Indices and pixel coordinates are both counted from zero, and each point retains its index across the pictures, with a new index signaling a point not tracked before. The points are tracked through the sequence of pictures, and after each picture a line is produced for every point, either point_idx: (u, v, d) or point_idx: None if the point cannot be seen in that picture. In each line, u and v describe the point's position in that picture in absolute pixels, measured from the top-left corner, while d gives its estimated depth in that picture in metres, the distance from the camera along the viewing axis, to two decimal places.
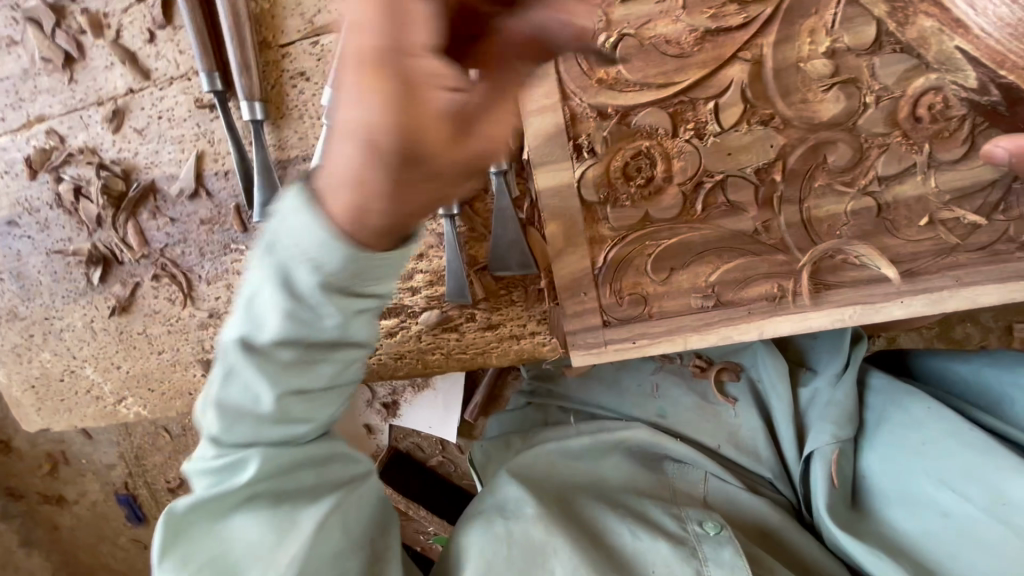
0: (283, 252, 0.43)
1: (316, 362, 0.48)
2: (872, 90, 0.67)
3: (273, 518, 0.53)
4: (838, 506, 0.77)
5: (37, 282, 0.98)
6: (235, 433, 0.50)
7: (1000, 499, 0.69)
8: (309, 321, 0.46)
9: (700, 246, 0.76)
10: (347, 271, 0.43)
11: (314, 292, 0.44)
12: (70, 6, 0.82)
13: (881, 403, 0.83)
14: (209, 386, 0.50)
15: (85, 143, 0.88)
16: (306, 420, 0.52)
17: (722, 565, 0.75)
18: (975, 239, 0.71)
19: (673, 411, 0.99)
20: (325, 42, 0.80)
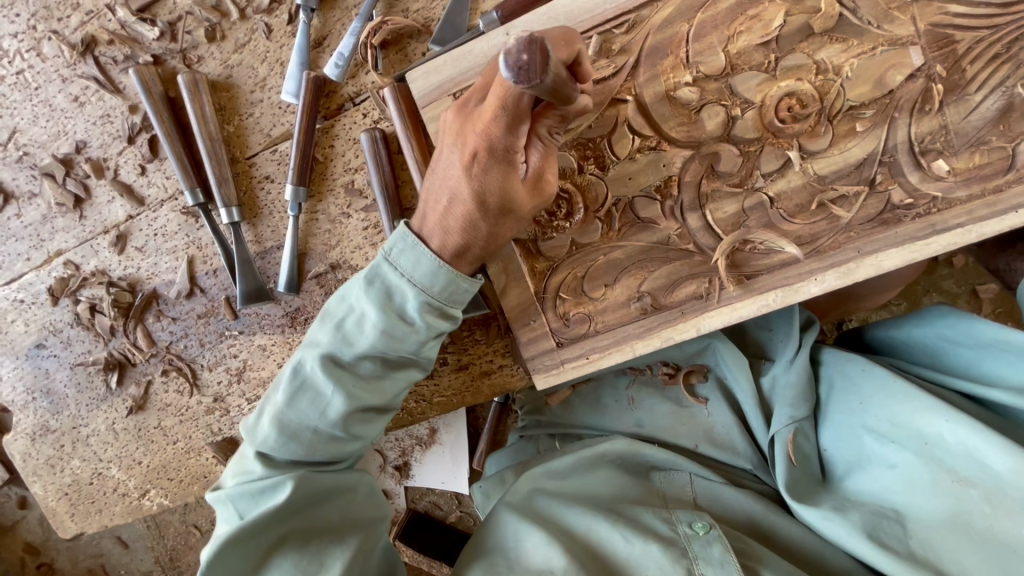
0: (396, 280, 0.73)
1: (386, 380, 0.77)
2: (737, 104, 0.77)
3: (301, 554, 0.72)
4: (801, 480, 0.83)
5: (64, 395, 1.10)
6: (306, 440, 0.74)
7: (928, 441, 0.73)
8: (403, 337, 0.74)
9: (625, 261, 0.84)
10: (441, 292, 0.74)
11: (414, 311, 0.73)
12: (76, 158, 0.99)
13: (831, 374, 0.89)
14: (301, 398, 0.74)
15: (97, 266, 1.03)
16: (360, 437, 0.78)
17: (713, 562, 0.75)
18: (863, 211, 0.78)
19: (650, 419, 1.04)
20: (282, 149, 0.95)
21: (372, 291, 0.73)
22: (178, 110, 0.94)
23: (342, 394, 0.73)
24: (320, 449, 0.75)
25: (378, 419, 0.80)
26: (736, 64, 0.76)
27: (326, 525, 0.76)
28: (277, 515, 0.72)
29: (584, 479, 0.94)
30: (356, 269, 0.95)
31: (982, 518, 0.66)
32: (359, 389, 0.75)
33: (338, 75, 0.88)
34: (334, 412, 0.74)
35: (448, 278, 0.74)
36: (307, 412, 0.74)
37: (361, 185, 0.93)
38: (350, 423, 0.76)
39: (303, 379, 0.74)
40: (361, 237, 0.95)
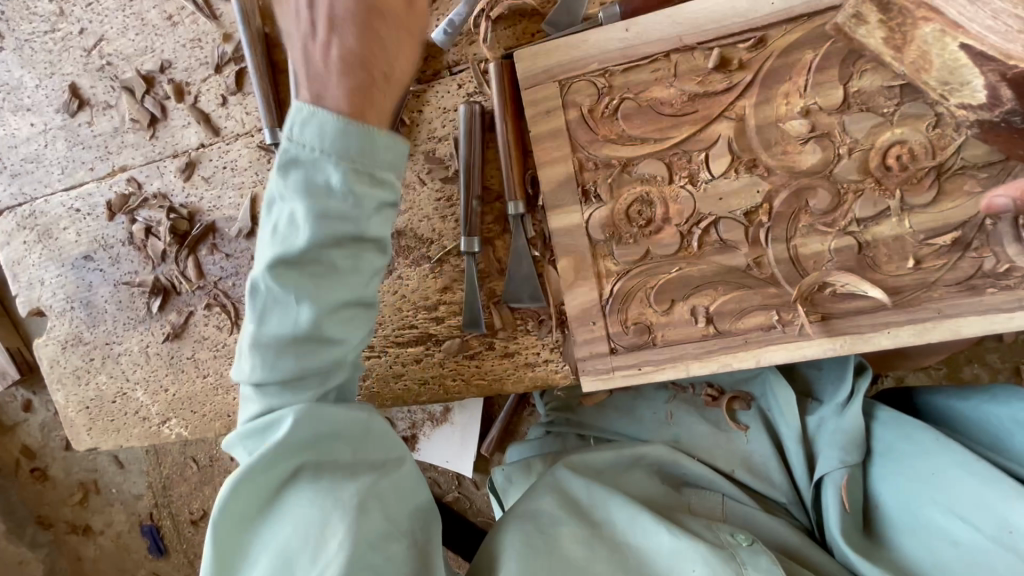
0: (309, 163, 0.65)
1: (354, 261, 0.69)
2: (845, 144, 0.76)
3: (316, 491, 0.66)
4: (850, 529, 0.82)
5: (103, 310, 1.10)
6: (282, 365, 0.67)
7: (1011, 532, 0.72)
8: (353, 210, 0.66)
9: (698, 280, 0.83)
10: (354, 151, 0.65)
11: (341, 181, 0.65)
12: (159, 77, 0.98)
13: (889, 434, 0.87)
14: (263, 311, 0.67)
15: (159, 189, 1.02)
16: (344, 339, 0.70)
17: (761, 569, 0.76)
18: (953, 273, 0.77)
19: (687, 436, 1.04)
20: None
21: (287, 188, 0.65)
22: (273, 46, 0.92)
23: (307, 292, 0.66)
24: (302, 362, 0.67)
25: (358, 322, 0.72)
26: (854, 102, 0.75)
27: (336, 463, 0.68)
28: (289, 444, 0.65)
29: (621, 477, 0.97)
30: (421, 238, 0.95)
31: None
32: (320, 281, 0.67)
33: (444, 41, 0.86)
34: (306, 318, 0.66)
35: (353, 131, 0.65)
36: (279, 323, 0.67)
37: (442, 155, 0.92)
38: (327, 325, 0.68)
39: (265, 298, 0.67)
40: (432, 208, 0.94)
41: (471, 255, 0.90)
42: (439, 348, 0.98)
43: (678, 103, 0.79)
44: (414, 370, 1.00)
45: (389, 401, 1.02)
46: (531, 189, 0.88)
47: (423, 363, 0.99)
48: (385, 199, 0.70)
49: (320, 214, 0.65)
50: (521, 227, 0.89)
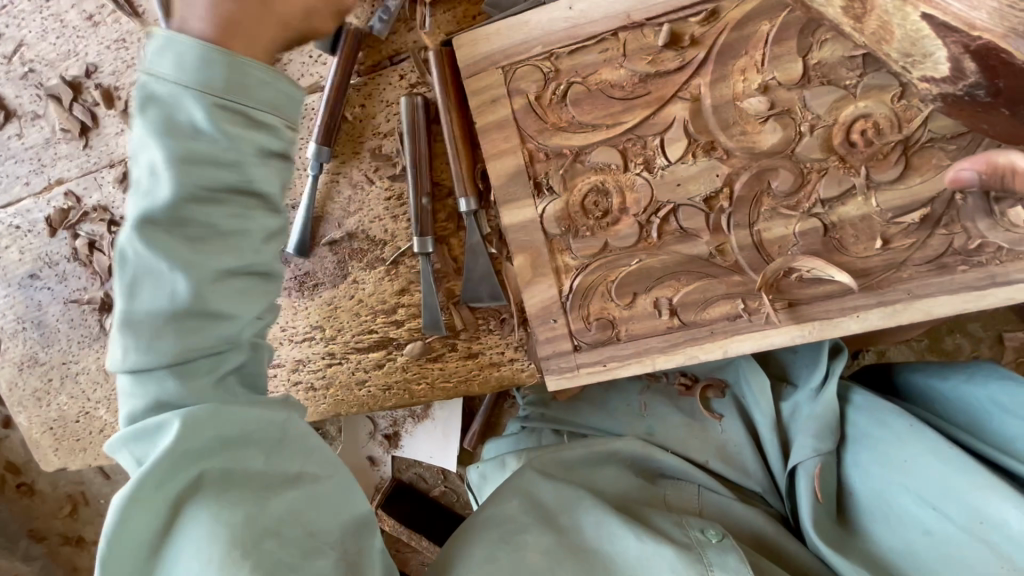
0: (165, 103, 0.56)
1: (232, 223, 0.58)
2: (806, 120, 0.72)
3: (225, 511, 0.53)
4: (823, 518, 0.83)
5: (55, 330, 1.06)
6: (160, 348, 0.56)
7: (980, 519, 0.74)
8: (225, 149, 0.56)
9: (659, 271, 0.80)
10: (216, 74, 0.56)
11: (206, 116, 0.55)
12: (86, 82, 0.92)
13: (864, 420, 0.87)
14: (124, 293, 0.56)
15: (98, 202, 0.97)
16: (232, 317, 0.59)
17: (728, 568, 0.76)
18: (922, 253, 0.73)
19: (662, 428, 1.05)
20: (308, 101, 0.88)
21: (138, 133, 0.56)
22: None
23: (175, 255, 0.56)
24: (187, 340, 0.57)
25: (251, 292, 0.62)
26: (815, 74, 0.70)
27: (247, 473, 0.57)
28: (183, 452, 0.54)
29: (593, 473, 0.97)
30: (373, 240, 0.91)
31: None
32: (198, 236, 0.57)
33: (382, 30, 0.80)
34: (183, 288, 0.56)
35: (217, 62, 0.56)
36: (150, 299, 0.56)
37: (389, 151, 0.87)
38: (209, 296, 0.57)
39: (131, 267, 0.56)
40: (382, 207, 0.89)
41: (425, 255, 0.86)
42: (402, 352, 0.95)
43: (629, 85, 0.74)
44: (378, 376, 0.97)
45: (354, 408, 1.00)
46: (481, 183, 0.83)
47: (386, 368, 0.96)
48: (270, 147, 0.60)
49: (181, 157, 0.55)
50: (475, 224, 0.85)
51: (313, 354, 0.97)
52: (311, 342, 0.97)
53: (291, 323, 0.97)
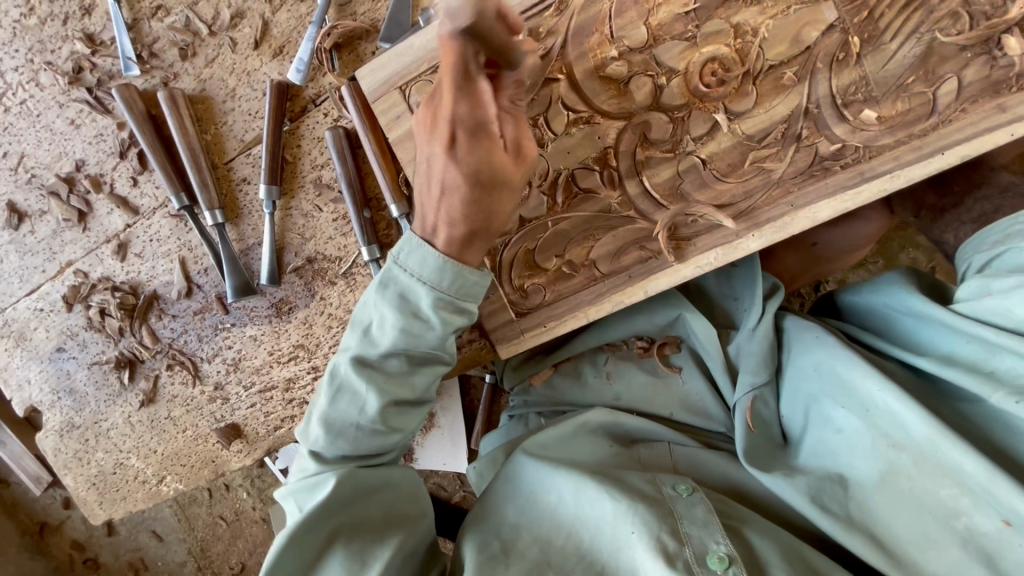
0: (399, 280, 0.77)
1: (416, 373, 0.81)
2: (662, 73, 0.81)
3: (351, 543, 0.76)
4: (758, 445, 0.92)
5: (85, 393, 1.21)
6: (341, 442, 0.79)
7: (870, 409, 0.81)
8: (417, 334, 0.77)
9: (573, 233, 0.89)
10: (452, 284, 0.76)
11: (427, 309, 0.76)
12: (77, 176, 1.09)
13: (790, 346, 0.97)
14: (327, 405, 0.79)
15: (103, 274, 1.13)
16: (399, 430, 0.82)
17: (696, 521, 0.82)
18: (793, 166, 0.81)
19: (628, 391, 1.11)
20: (256, 153, 1.02)
21: (386, 296, 0.77)
22: (160, 124, 1.02)
23: (376, 391, 0.77)
24: (363, 443, 0.79)
25: (415, 412, 0.84)
26: (658, 35, 0.80)
27: (367, 517, 0.80)
28: (336, 504, 0.77)
29: (574, 447, 1.01)
30: (330, 258, 1.03)
31: (912, 477, 0.75)
32: (392, 389, 0.79)
33: (301, 79, 0.96)
34: (371, 408, 0.78)
35: (452, 274, 0.76)
36: (347, 410, 0.78)
37: (328, 180, 1.01)
38: (387, 417, 0.80)
39: (339, 382, 0.78)
40: (333, 229, 1.02)
41: (375, 262, 0.99)
42: None
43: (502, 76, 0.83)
44: None
45: None
46: (408, 191, 0.95)
47: None
48: (434, 339, 0.78)
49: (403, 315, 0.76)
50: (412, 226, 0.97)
51: (301, 371, 1.10)
52: (297, 359, 1.09)
53: (277, 346, 1.09)
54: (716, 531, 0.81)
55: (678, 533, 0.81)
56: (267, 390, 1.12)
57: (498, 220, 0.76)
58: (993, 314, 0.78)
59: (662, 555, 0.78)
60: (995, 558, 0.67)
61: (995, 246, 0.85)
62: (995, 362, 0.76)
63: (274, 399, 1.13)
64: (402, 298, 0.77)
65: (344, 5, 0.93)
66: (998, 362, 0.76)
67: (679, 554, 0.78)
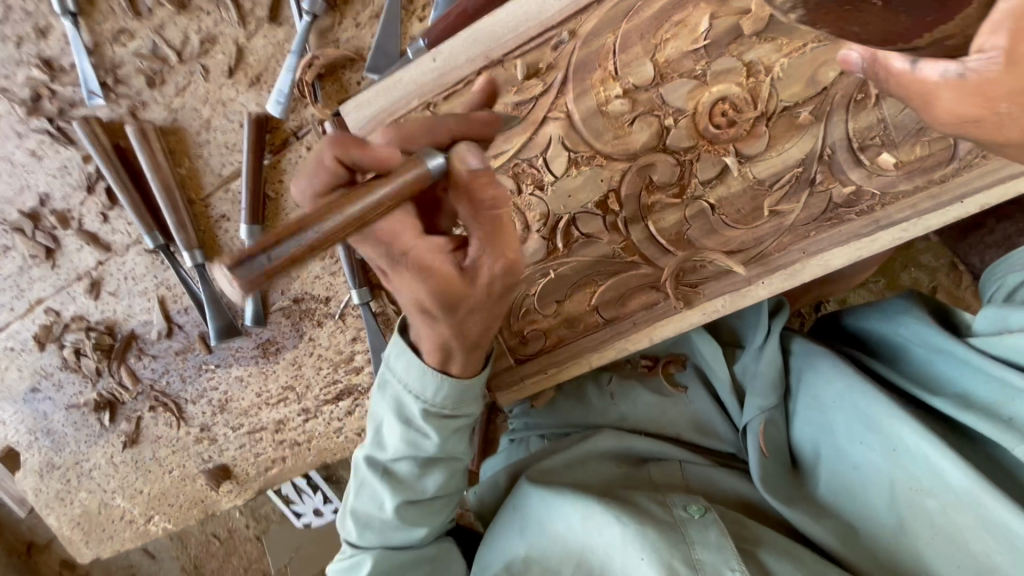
0: (399, 381, 0.73)
1: (429, 467, 0.76)
2: (670, 113, 0.76)
3: None
4: (773, 472, 0.86)
5: (64, 434, 1.15)
6: (368, 538, 0.77)
7: (895, 448, 0.76)
8: (422, 432, 0.73)
9: (575, 277, 0.85)
10: (456, 377, 0.71)
11: (427, 407, 0.72)
12: (42, 211, 1.02)
13: (801, 366, 0.91)
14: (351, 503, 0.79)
15: (75, 312, 1.07)
16: (422, 522, 0.78)
17: (711, 546, 0.72)
18: (805, 212, 0.78)
19: (633, 411, 1.02)
20: (235, 188, 0.96)
21: (390, 396, 0.73)
22: (129, 157, 0.95)
23: (391, 492, 0.75)
24: (387, 537, 0.77)
25: (435, 503, 0.79)
26: (666, 72, 0.74)
27: None
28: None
29: (581, 471, 0.93)
30: (318, 298, 0.98)
31: (938, 522, 0.70)
32: (402, 491, 0.76)
33: (281, 112, 0.86)
34: (388, 505, 0.76)
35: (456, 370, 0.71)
36: (369, 507, 0.77)
37: None
38: (405, 513, 0.76)
39: (358, 480, 0.77)
40: (320, 268, 0.97)
41: (366, 304, 0.95)
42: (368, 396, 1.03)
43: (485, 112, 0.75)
44: (352, 422, 1.06)
45: (338, 454, 1.08)
46: None
47: (357, 414, 1.05)
48: (438, 433, 0.73)
49: (408, 416, 0.73)
50: None
51: (291, 413, 1.06)
52: (286, 400, 1.05)
53: (265, 388, 1.05)
54: (731, 557, 0.71)
55: (693, 565, 0.70)
56: (256, 432, 1.08)
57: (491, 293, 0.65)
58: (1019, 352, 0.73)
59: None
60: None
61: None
62: (1016, 406, 0.72)
63: (264, 440, 1.09)
64: (403, 398, 0.73)
65: (326, 31, 0.86)
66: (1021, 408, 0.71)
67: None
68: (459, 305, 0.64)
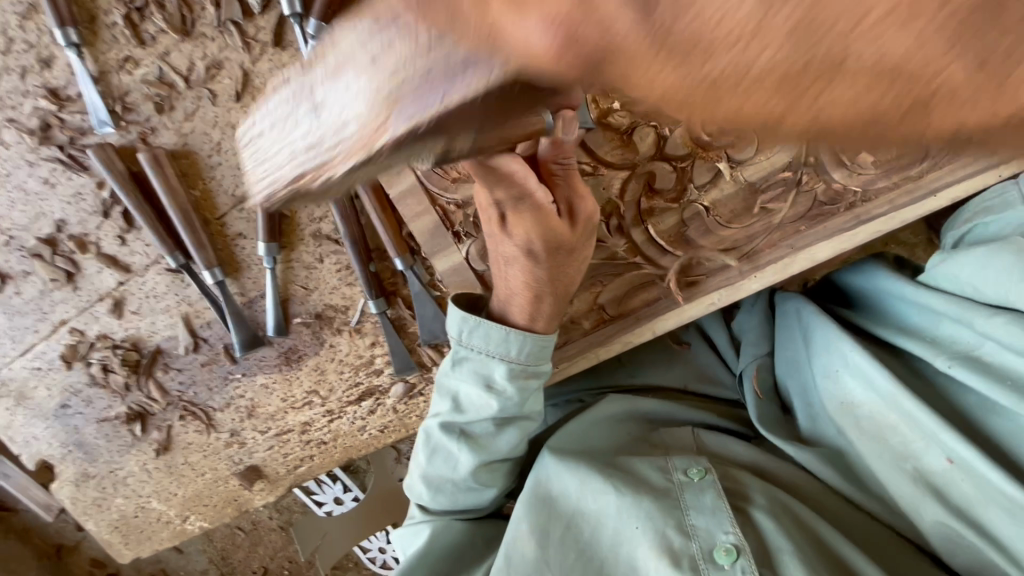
0: (474, 359, 0.84)
1: (501, 433, 0.87)
2: (666, 122, 0.80)
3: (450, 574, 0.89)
4: (766, 407, 0.99)
5: (96, 446, 1.20)
6: (443, 492, 0.90)
7: (844, 369, 0.91)
8: (498, 402, 0.84)
9: (582, 279, 0.89)
10: (525, 356, 0.83)
11: (503, 380, 0.83)
12: (59, 236, 1.04)
13: (782, 316, 1.05)
14: (424, 463, 0.89)
15: (100, 331, 1.11)
16: (492, 480, 0.90)
17: (703, 511, 0.79)
18: (794, 209, 0.84)
19: (642, 368, 1.11)
20: (248, 207, 0.99)
21: (465, 372, 0.84)
22: (144, 181, 0.98)
23: (467, 453, 0.86)
24: (461, 492, 0.90)
25: (502, 462, 0.91)
26: None
27: (463, 551, 0.91)
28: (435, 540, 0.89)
29: (590, 437, 0.95)
30: (336, 306, 1.03)
31: (882, 430, 0.85)
32: (479, 450, 0.87)
33: None
34: (464, 464, 0.87)
35: (527, 346, 0.83)
36: (444, 466, 0.88)
37: (329, 232, 0.99)
38: (479, 471, 0.88)
39: (434, 444, 0.88)
40: (337, 279, 1.02)
41: (382, 312, 1.01)
42: (387, 395, 1.11)
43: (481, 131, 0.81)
44: (374, 419, 1.14)
45: (363, 450, 1.16)
46: (410, 242, 0.94)
47: (378, 412, 1.12)
48: (511, 402, 0.85)
49: (484, 388, 0.84)
50: (417, 277, 0.96)
51: (315, 415, 1.13)
52: (311, 403, 1.11)
53: (290, 393, 1.11)
54: (724, 520, 0.77)
55: (683, 527, 0.78)
56: (284, 434, 1.15)
57: (562, 282, 0.79)
58: (955, 284, 0.91)
59: (668, 552, 0.75)
60: (943, 492, 0.78)
61: (966, 222, 0.96)
62: (943, 330, 0.91)
63: (292, 440, 1.16)
64: (480, 373, 0.84)
65: (330, 52, 0.89)
66: (943, 332, 0.90)
67: (685, 551, 0.75)
68: (562, 248, 0.74)
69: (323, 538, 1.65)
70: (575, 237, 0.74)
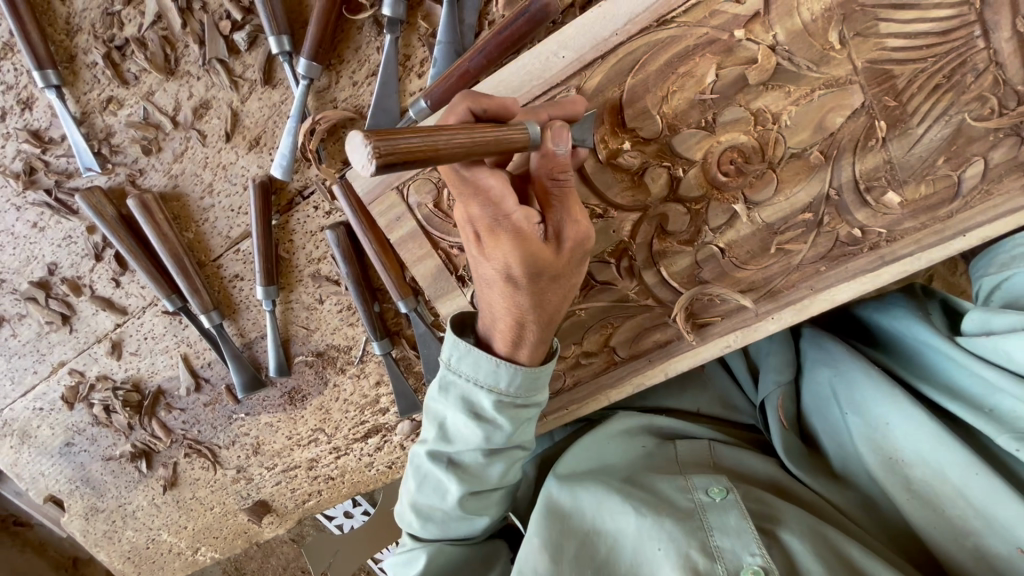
0: (461, 386, 0.73)
1: (494, 466, 0.76)
2: (679, 164, 0.76)
3: None
4: (790, 440, 0.89)
5: (103, 481, 1.19)
6: (430, 525, 0.79)
7: (885, 422, 0.79)
8: (489, 433, 0.73)
9: (590, 320, 0.87)
10: (518, 385, 0.71)
11: (493, 410, 0.72)
12: (51, 279, 1.01)
13: (808, 345, 0.96)
14: (411, 490, 0.79)
15: (100, 372, 1.09)
16: (485, 513, 0.80)
17: (728, 531, 0.69)
18: (815, 249, 0.80)
19: (655, 395, 1.04)
20: (243, 248, 0.95)
21: (452, 400, 0.73)
22: (134, 224, 0.94)
23: (456, 485, 0.75)
24: (452, 525, 0.79)
25: (495, 494, 0.80)
26: (674, 124, 0.74)
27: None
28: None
29: (606, 453, 0.88)
30: (339, 347, 1.01)
31: (932, 497, 0.73)
32: (468, 482, 0.76)
33: (284, 173, 0.86)
34: (453, 497, 0.76)
35: (522, 376, 0.71)
36: (433, 497, 0.78)
37: (328, 273, 0.95)
38: (469, 505, 0.78)
39: (421, 472, 0.78)
40: (338, 319, 0.99)
41: (387, 353, 0.98)
42: (395, 432, 1.08)
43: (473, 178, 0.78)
44: (381, 456, 1.11)
45: (371, 485, 1.15)
46: (413, 285, 0.92)
47: (386, 448, 1.10)
48: (504, 434, 0.73)
49: (473, 418, 0.73)
50: (420, 316, 0.94)
51: (322, 453, 1.11)
52: (316, 441, 1.10)
53: (294, 431, 1.09)
54: (751, 541, 0.67)
55: (708, 550, 0.67)
56: (290, 470, 1.14)
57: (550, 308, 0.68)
58: (996, 352, 0.75)
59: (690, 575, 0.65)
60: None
61: (1002, 267, 0.83)
62: (999, 399, 0.74)
63: (299, 477, 1.15)
64: (467, 402, 0.73)
65: (323, 90, 0.85)
66: (1002, 401, 0.74)
67: (711, 572, 0.65)
68: (544, 273, 0.64)
69: (334, 556, 1.64)
70: (561, 263, 0.64)
